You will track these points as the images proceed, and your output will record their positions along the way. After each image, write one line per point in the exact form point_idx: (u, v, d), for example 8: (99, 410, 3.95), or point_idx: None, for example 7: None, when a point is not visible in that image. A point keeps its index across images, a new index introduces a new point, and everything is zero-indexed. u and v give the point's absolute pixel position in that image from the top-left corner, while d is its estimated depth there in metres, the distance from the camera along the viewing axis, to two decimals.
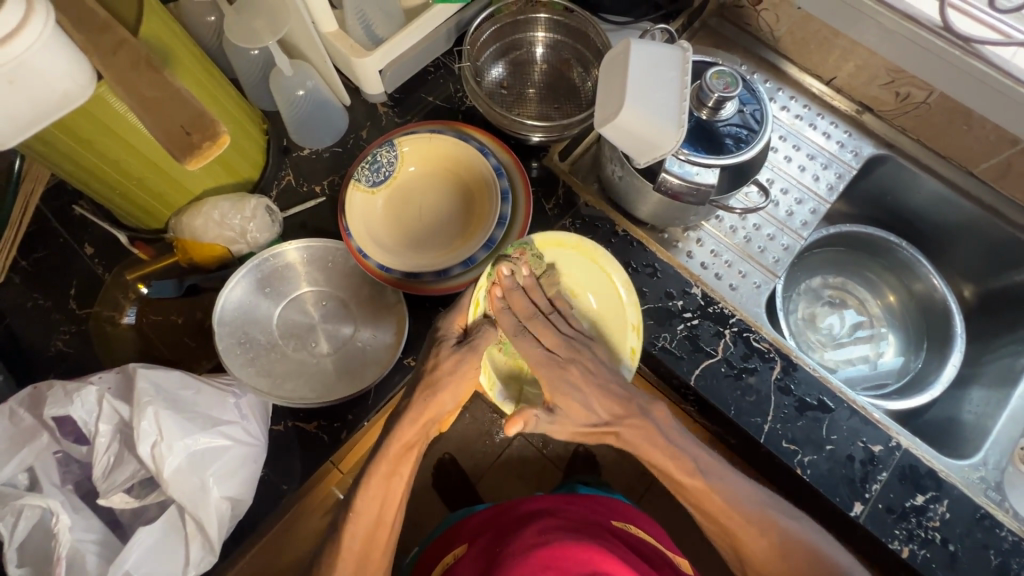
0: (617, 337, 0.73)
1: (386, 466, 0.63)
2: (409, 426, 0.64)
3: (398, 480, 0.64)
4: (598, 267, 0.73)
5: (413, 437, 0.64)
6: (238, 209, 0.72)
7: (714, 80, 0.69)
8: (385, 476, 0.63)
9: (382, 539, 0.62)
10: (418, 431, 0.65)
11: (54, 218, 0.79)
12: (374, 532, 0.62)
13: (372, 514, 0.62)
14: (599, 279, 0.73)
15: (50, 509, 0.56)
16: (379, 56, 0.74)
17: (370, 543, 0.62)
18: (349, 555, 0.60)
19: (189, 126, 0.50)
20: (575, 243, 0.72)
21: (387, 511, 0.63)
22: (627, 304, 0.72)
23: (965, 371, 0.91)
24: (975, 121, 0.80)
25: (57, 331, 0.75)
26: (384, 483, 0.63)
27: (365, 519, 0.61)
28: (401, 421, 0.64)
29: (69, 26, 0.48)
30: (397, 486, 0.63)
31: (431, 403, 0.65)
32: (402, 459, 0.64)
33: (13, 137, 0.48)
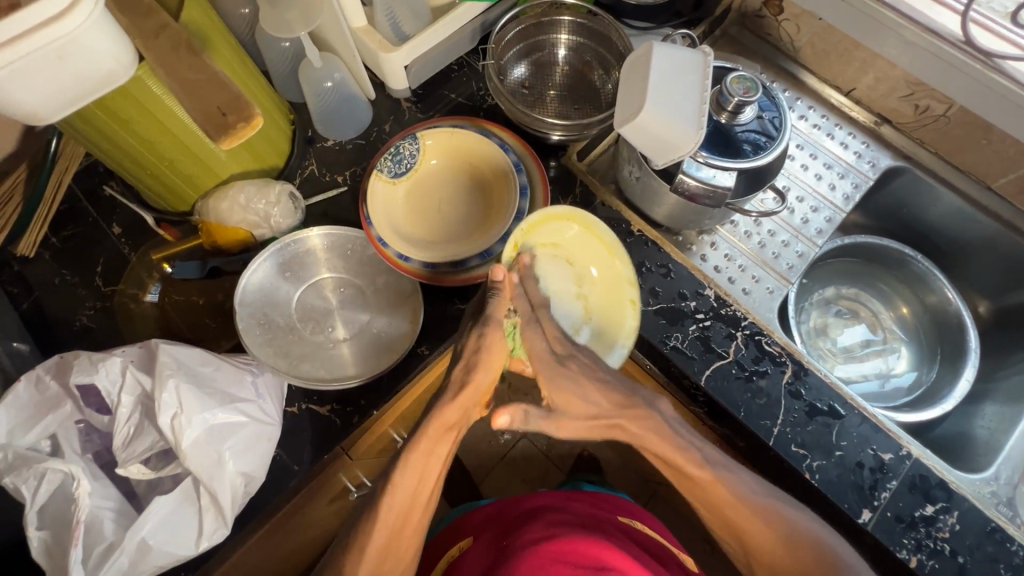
0: (617, 293, 0.76)
1: (424, 447, 0.63)
2: (449, 408, 0.64)
3: (437, 459, 0.64)
4: (592, 233, 0.76)
5: (452, 419, 0.65)
6: (263, 194, 0.74)
7: (733, 85, 0.70)
8: (424, 456, 0.63)
9: (415, 518, 0.63)
10: (458, 411, 0.65)
11: (84, 198, 0.81)
12: (409, 511, 0.62)
13: (408, 492, 0.62)
14: (591, 244, 0.77)
15: (72, 474, 0.57)
16: (406, 52, 0.76)
17: (404, 521, 0.62)
18: (383, 529, 0.61)
19: (226, 108, 0.52)
20: (568, 214, 0.75)
21: (421, 490, 0.63)
22: (615, 255, 0.76)
23: (979, 386, 0.91)
24: (995, 135, 0.80)
25: (82, 306, 0.77)
26: (423, 461, 0.63)
27: (402, 494, 0.62)
28: (443, 401, 0.64)
29: (115, 9, 0.50)
30: (436, 464, 0.64)
31: (466, 379, 0.65)
32: (441, 439, 0.64)
33: (58, 111, 0.50)
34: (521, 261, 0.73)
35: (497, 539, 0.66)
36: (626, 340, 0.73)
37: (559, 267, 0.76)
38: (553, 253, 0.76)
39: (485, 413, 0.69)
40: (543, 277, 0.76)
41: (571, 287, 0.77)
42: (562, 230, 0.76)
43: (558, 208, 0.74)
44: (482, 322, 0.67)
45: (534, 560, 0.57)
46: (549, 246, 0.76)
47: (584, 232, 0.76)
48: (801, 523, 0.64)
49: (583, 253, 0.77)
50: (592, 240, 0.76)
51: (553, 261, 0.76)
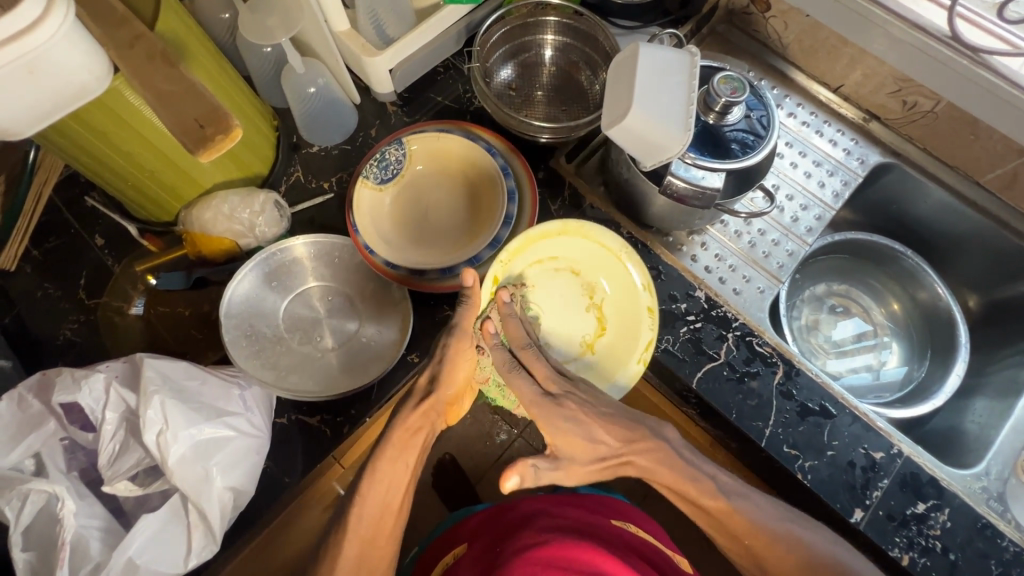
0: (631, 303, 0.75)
1: (389, 456, 0.65)
2: (411, 417, 0.67)
3: (404, 466, 0.65)
4: (594, 240, 0.76)
5: (415, 427, 0.67)
6: (247, 204, 0.73)
7: (721, 85, 0.70)
8: (390, 468, 0.65)
9: (388, 526, 0.63)
10: (421, 419, 0.68)
11: (65, 209, 0.80)
12: (380, 520, 0.63)
13: (379, 500, 0.63)
14: (594, 251, 0.77)
15: (56, 494, 0.56)
16: (390, 56, 0.75)
17: (378, 527, 0.63)
18: (356, 538, 0.61)
19: (203, 119, 0.51)
20: (559, 228, 0.75)
21: (392, 499, 0.64)
22: (623, 259, 0.75)
23: (970, 380, 0.91)
24: (982, 131, 0.80)
25: (66, 320, 0.76)
26: (390, 469, 0.65)
27: (372, 502, 0.63)
28: (405, 410, 0.67)
29: (87, 19, 0.49)
30: (404, 471, 0.65)
31: (431, 391, 0.68)
32: (405, 448, 0.66)
33: (30, 126, 0.49)
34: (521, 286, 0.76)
35: (491, 545, 0.66)
36: (644, 352, 0.72)
37: (568, 281, 0.78)
38: (557, 266, 0.77)
39: (449, 423, 0.72)
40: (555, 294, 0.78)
41: (579, 297, 0.78)
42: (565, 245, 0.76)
43: (550, 228, 0.75)
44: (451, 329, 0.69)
45: (528, 564, 0.56)
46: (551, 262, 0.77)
47: (590, 243, 0.76)
48: (796, 525, 0.63)
49: (593, 261, 0.77)
50: (598, 246, 0.76)
51: (559, 275, 0.78)
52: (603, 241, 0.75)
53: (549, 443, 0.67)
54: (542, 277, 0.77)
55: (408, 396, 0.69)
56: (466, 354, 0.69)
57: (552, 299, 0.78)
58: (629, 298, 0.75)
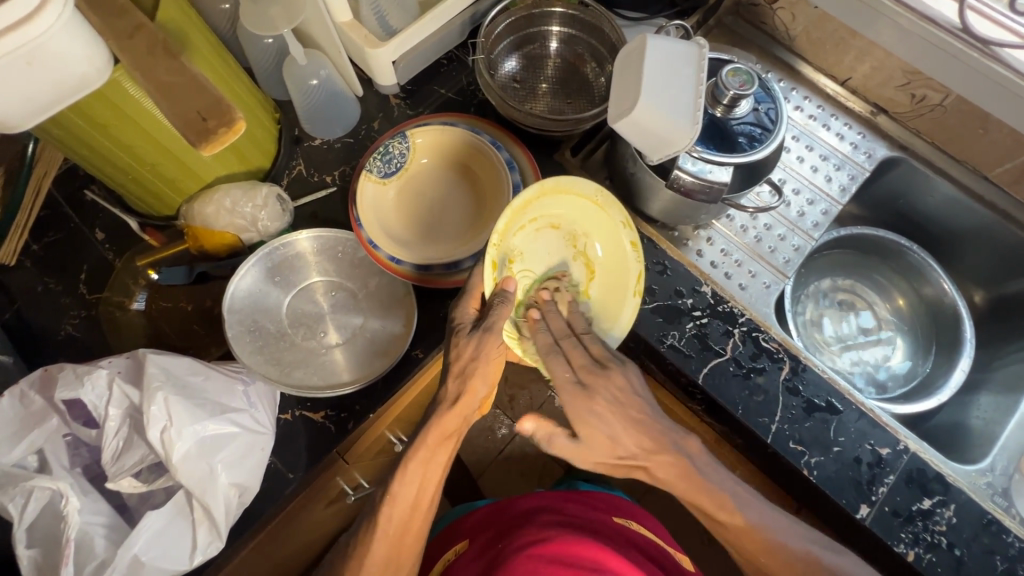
0: (619, 256, 0.73)
1: (423, 456, 0.64)
2: (450, 415, 0.65)
3: (435, 466, 0.65)
4: (571, 193, 0.71)
5: (452, 426, 0.65)
6: (250, 197, 0.72)
7: (729, 78, 0.69)
8: (423, 466, 0.64)
9: (416, 525, 0.65)
10: (457, 419, 0.66)
11: (65, 203, 0.79)
12: (410, 519, 0.64)
13: (408, 502, 0.64)
14: (574, 204, 0.72)
15: (59, 491, 0.56)
16: (394, 47, 0.74)
17: (404, 527, 0.64)
18: (386, 536, 0.63)
19: (206, 112, 0.50)
20: (538, 191, 0.69)
21: (422, 497, 0.65)
22: (607, 209, 0.72)
23: (974, 376, 0.91)
24: (992, 125, 0.79)
25: (66, 315, 0.75)
26: (420, 469, 0.64)
27: (401, 503, 0.63)
28: (443, 409, 0.65)
29: (86, 8, 0.48)
30: (435, 470, 0.65)
31: (465, 393, 0.65)
32: (440, 446, 0.65)
33: (28, 120, 0.48)
34: (511, 258, 0.70)
35: (492, 541, 0.66)
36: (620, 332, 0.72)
37: (549, 237, 0.74)
38: (537, 226, 0.73)
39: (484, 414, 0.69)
40: (539, 252, 0.74)
41: (562, 248, 0.74)
42: (542, 205, 0.71)
43: (529, 197, 0.68)
44: (482, 332, 0.64)
45: (527, 561, 0.57)
46: (530, 223, 0.72)
47: (573, 194, 0.71)
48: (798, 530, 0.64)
49: (573, 208, 0.73)
50: (578, 196, 0.71)
51: (541, 233, 0.73)
52: (578, 186, 0.70)
53: (578, 447, 0.66)
54: (525, 245, 0.72)
55: (441, 396, 0.66)
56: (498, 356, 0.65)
57: (546, 260, 0.74)
58: (612, 241, 0.73)
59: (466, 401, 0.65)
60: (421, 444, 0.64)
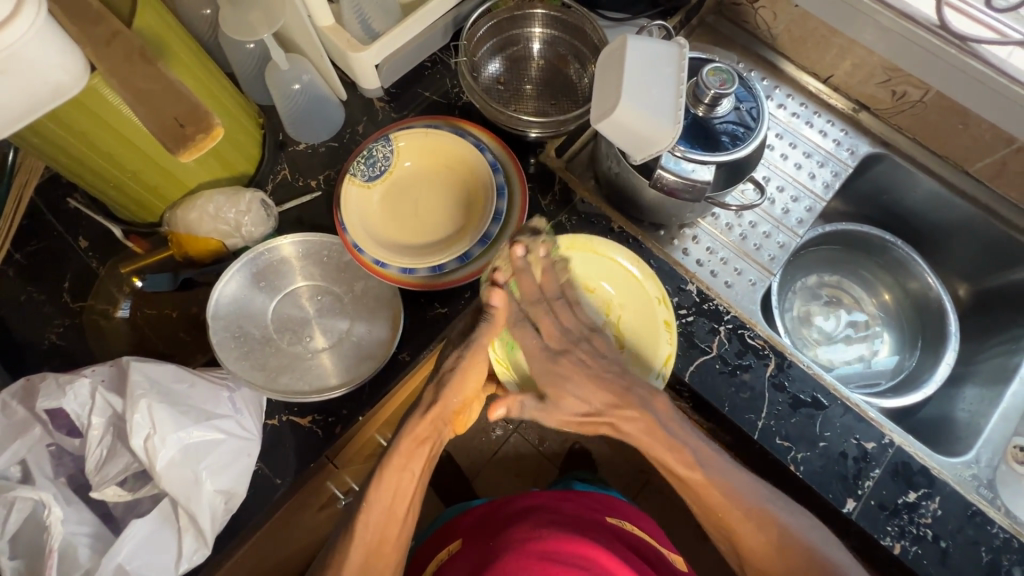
0: (652, 332, 0.73)
1: (398, 463, 0.66)
2: (419, 423, 0.67)
3: (409, 475, 0.66)
4: (606, 255, 0.75)
5: (423, 433, 0.68)
6: (233, 203, 0.72)
7: (710, 77, 0.69)
8: (396, 473, 0.65)
9: (392, 535, 0.64)
10: (428, 427, 0.68)
11: (48, 211, 0.78)
12: (383, 530, 0.63)
13: (383, 509, 0.64)
14: (608, 268, 0.76)
15: (42, 501, 0.56)
16: (376, 51, 0.74)
17: (381, 537, 0.63)
18: (361, 545, 0.62)
19: (184, 118, 0.50)
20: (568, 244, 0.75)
21: (397, 507, 0.65)
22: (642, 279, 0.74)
23: (960, 369, 0.92)
24: (971, 120, 0.80)
25: (50, 324, 0.74)
26: (395, 477, 0.65)
27: (376, 511, 0.63)
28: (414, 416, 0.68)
29: (61, 16, 0.48)
30: (408, 480, 0.66)
31: (437, 400, 0.68)
32: (413, 454, 0.67)
33: (4, 129, 0.48)
34: None
35: (484, 540, 0.67)
36: (662, 367, 0.72)
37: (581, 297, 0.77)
38: (571, 284, 0.76)
39: (456, 435, 0.72)
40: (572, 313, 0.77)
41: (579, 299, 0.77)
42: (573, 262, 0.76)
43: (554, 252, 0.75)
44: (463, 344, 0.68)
45: (518, 558, 0.58)
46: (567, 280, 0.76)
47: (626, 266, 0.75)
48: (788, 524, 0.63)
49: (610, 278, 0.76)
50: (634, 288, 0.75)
51: (574, 293, 0.77)
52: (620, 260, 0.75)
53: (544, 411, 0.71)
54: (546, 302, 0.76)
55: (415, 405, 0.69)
56: (475, 367, 0.69)
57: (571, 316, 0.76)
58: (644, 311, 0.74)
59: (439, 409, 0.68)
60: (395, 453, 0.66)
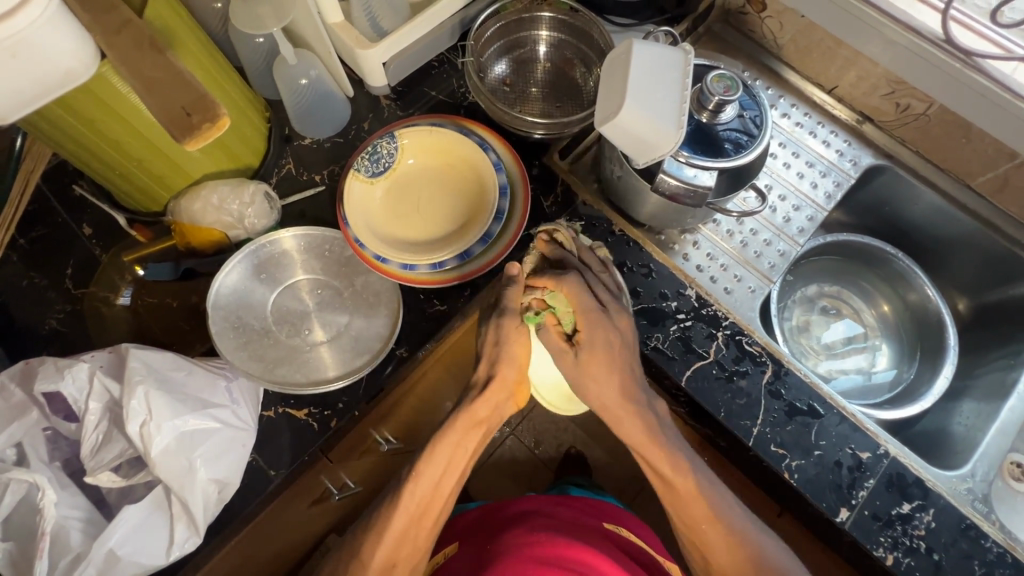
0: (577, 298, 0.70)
1: (454, 439, 0.68)
2: (481, 405, 0.69)
3: (463, 452, 0.69)
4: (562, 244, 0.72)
5: (482, 414, 0.70)
6: (237, 195, 0.72)
7: (714, 84, 0.70)
8: (452, 449, 0.68)
9: (433, 512, 0.67)
10: (489, 410, 0.70)
11: (53, 197, 0.79)
12: (427, 505, 0.67)
13: (433, 481, 0.67)
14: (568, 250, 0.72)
15: (37, 484, 0.56)
16: (383, 49, 0.75)
17: (424, 507, 0.66)
18: (404, 515, 0.65)
19: (191, 107, 0.50)
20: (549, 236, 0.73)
21: (444, 483, 0.68)
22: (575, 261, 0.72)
23: (958, 383, 0.91)
24: (974, 134, 0.80)
25: (51, 310, 0.75)
26: (450, 453, 0.68)
27: (425, 483, 0.66)
28: (475, 399, 0.69)
29: (74, 4, 0.49)
30: (462, 456, 0.69)
31: (499, 375, 0.69)
32: (469, 432, 0.69)
33: (14, 111, 0.48)
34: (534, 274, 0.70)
35: (482, 545, 0.67)
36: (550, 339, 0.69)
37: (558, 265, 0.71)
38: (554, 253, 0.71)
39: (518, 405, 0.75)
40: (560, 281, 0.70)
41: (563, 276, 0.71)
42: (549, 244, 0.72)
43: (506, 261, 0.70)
44: (496, 315, 0.69)
45: (518, 563, 0.58)
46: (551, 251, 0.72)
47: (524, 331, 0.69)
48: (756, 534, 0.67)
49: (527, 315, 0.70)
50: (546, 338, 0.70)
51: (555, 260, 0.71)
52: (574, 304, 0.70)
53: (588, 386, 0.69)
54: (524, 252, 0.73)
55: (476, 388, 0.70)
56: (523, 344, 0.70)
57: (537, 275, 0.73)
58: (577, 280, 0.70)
59: (502, 402, 0.71)
60: (452, 431, 0.68)
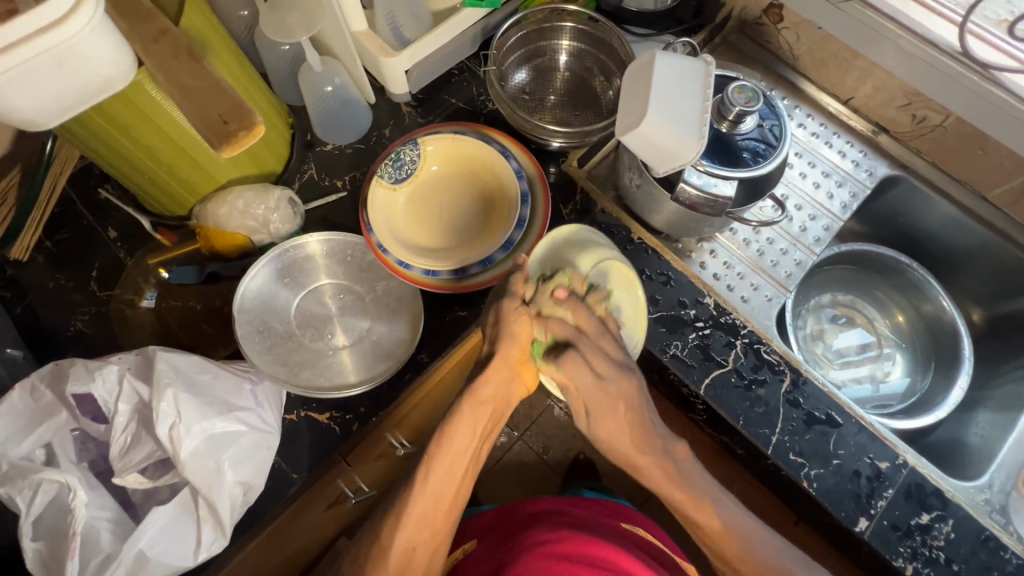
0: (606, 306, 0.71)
1: (462, 420, 0.66)
2: (485, 385, 0.66)
3: (467, 435, 0.67)
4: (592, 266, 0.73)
5: (487, 395, 0.67)
6: (262, 200, 0.73)
7: (735, 94, 0.70)
8: (458, 432, 0.66)
9: (446, 495, 0.66)
10: (495, 392, 0.67)
11: (80, 201, 0.80)
12: (438, 498, 0.66)
13: (445, 469, 0.66)
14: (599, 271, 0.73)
15: (67, 484, 0.57)
16: (407, 57, 0.76)
17: (437, 498, 0.65)
18: (421, 502, 0.65)
19: (227, 115, 0.51)
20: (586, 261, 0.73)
21: (455, 470, 0.66)
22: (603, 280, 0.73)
23: (973, 394, 0.92)
24: (991, 146, 0.81)
25: (76, 312, 0.76)
26: (456, 437, 0.66)
27: (438, 470, 0.65)
28: (478, 379, 0.66)
29: (115, 14, 0.50)
30: (466, 441, 0.67)
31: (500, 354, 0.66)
32: (476, 414, 0.67)
33: (56, 117, 0.49)
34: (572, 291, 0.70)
35: (500, 543, 0.68)
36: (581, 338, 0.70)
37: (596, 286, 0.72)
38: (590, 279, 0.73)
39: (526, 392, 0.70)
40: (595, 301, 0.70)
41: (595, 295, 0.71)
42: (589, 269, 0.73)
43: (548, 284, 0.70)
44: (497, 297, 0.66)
45: (540, 559, 0.58)
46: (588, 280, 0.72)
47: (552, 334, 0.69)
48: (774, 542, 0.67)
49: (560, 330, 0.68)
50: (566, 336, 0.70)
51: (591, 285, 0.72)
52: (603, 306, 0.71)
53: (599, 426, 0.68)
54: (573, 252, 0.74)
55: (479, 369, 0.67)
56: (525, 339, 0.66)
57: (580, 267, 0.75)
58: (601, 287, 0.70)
59: (506, 381, 0.67)
60: (458, 418, 0.66)
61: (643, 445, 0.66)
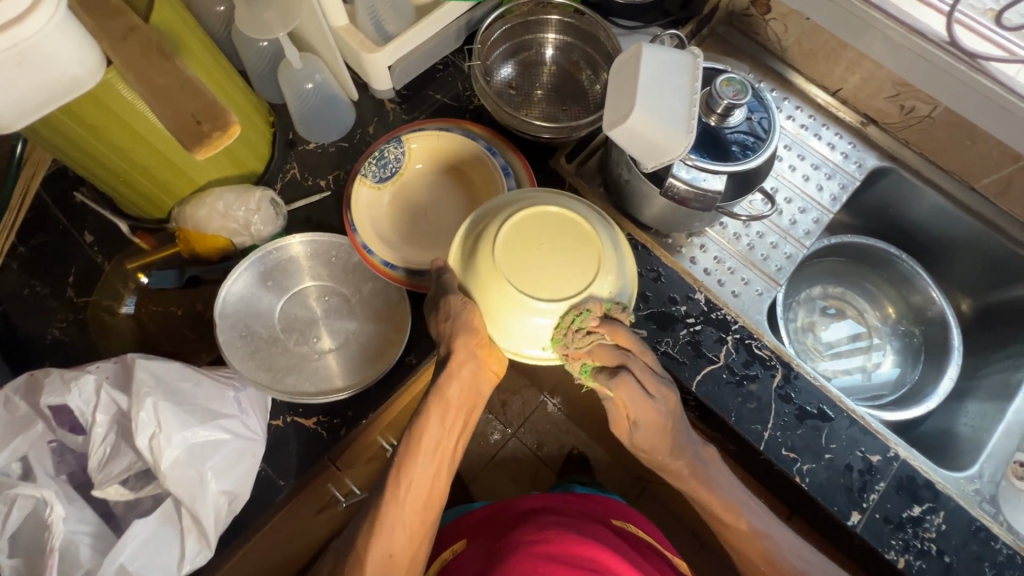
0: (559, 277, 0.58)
1: (430, 424, 0.65)
2: (450, 384, 0.65)
3: (435, 436, 0.66)
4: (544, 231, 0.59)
5: (453, 393, 0.66)
6: (243, 201, 0.71)
7: (724, 87, 0.69)
8: (428, 435, 0.65)
9: (433, 493, 0.66)
10: (461, 388, 0.66)
11: (53, 205, 0.77)
12: (428, 498, 0.66)
13: (424, 473, 0.65)
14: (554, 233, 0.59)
15: (44, 499, 0.55)
16: (389, 52, 0.74)
17: (427, 496, 0.66)
18: (408, 506, 0.65)
19: (200, 115, 0.49)
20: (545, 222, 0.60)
21: (430, 470, 0.66)
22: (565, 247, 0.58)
23: (962, 384, 0.92)
24: (978, 137, 0.80)
25: (53, 319, 0.74)
26: (428, 440, 0.66)
27: (415, 475, 0.65)
28: (442, 380, 0.65)
29: (80, 11, 0.48)
30: (438, 439, 0.66)
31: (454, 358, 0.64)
32: (445, 413, 0.66)
33: (20, 120, 0.47)
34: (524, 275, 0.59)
35: (490, 541, 0.67)
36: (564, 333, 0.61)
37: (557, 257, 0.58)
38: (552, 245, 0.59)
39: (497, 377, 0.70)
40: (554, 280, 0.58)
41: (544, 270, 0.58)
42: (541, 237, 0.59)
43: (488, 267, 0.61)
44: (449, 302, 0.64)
45: (526, 560, 0.57)
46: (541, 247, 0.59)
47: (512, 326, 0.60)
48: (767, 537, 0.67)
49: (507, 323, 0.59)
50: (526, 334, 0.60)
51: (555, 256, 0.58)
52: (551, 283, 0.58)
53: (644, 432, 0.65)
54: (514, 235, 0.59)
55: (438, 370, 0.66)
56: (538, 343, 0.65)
57: (552, 271, 0.58)
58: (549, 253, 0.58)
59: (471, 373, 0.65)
60: (426, 418, 0.65)
61: (677, 453, 0.66)
